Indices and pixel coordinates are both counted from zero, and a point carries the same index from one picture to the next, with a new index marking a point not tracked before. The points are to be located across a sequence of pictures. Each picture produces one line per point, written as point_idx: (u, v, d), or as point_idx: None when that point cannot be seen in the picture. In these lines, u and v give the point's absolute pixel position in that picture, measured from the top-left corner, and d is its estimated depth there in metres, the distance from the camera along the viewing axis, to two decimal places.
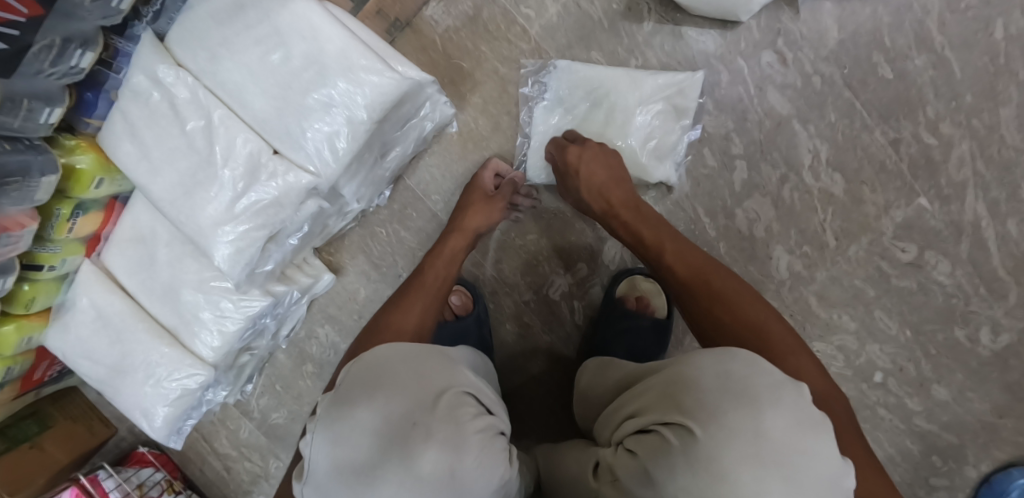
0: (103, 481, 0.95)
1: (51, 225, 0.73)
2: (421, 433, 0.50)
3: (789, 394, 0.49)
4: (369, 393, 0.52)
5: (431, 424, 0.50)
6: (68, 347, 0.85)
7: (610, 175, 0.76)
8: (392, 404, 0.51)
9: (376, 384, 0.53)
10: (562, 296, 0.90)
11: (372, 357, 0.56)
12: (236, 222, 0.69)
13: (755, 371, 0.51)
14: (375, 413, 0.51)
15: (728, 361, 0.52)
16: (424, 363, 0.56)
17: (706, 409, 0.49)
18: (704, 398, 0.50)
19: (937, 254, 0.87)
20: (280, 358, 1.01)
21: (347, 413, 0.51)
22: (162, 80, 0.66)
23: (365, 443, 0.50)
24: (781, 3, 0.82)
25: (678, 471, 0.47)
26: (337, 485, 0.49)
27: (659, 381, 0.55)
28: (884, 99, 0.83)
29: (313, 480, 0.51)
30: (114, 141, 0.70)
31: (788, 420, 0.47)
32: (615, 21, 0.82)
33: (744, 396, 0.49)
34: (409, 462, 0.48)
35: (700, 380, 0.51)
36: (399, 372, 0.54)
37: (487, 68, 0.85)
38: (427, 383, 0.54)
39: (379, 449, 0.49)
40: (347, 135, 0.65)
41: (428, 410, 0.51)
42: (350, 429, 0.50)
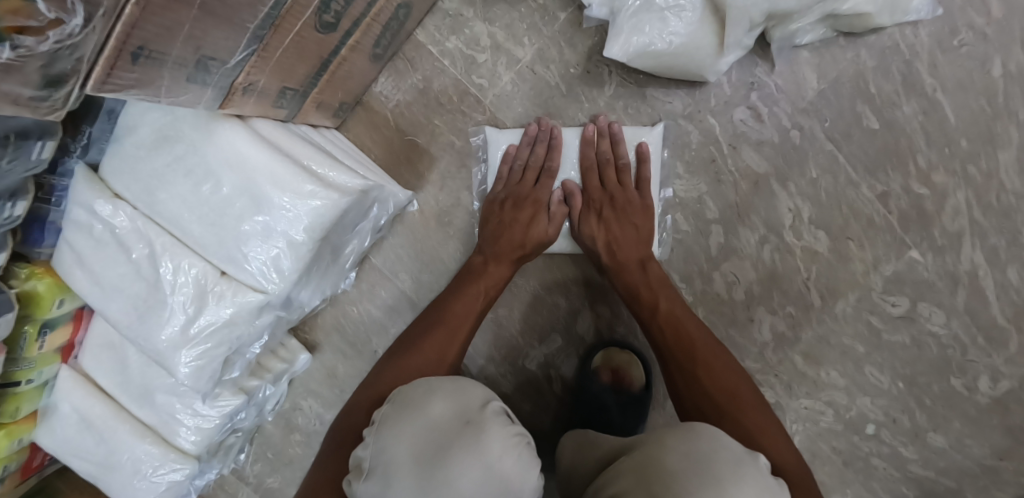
0: None
1: (21, 347, 0.73)
2: (471, 429, 0.57)
3: (748, 470, 0.51)
4: (425, 399, 0.61)
5: (480, 423, 0.59)
6: (57, 446, 0.86)
7: (625, 211, 0.76)
8: (440, 411, 0.59)
9: (427, 396, 0.61)
10: (538, 366, 0.88)
11: (420, 380, 0.64)
12: (192, 344, 0.68)
13: (718, 450, 0.53)
14: (425, 416, 0.59)
15: (695, 441, 0.54)
16: (460, 382, 0.64)
17: (677, 491, 0.49)
18: (677, 480, 0.50)
19: (931, 306, 0.82)
20: (268, 428, 1.02)
21: (410, 413, 0.60)
22: (99, 213, 0.64)
23: (417, 441, 0.57)
24: (753, 56, 0.76)
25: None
26: (395, 472, 0.57)
27: (632, 462, 0.55)
28: (870, 150, 0.77)
29: (372, 476, 0.58)
30: (65, 269, 0.68)
31: (749, 496, 0.49)
32: (573, 85, 0.77)
33: (708, 474, 0.50)
34: (459, 460, 0.56)
35: (668, 463, 0.52)
36: (446, 387, 0.62)
37: (443, 142, 0.81)
38: (470, 397, 0.62)
39: (435, 442, 0.57)
40: (289, 256, 0.63)
41: (474, 413, 0.59)
42: (407, 427, 0.59)
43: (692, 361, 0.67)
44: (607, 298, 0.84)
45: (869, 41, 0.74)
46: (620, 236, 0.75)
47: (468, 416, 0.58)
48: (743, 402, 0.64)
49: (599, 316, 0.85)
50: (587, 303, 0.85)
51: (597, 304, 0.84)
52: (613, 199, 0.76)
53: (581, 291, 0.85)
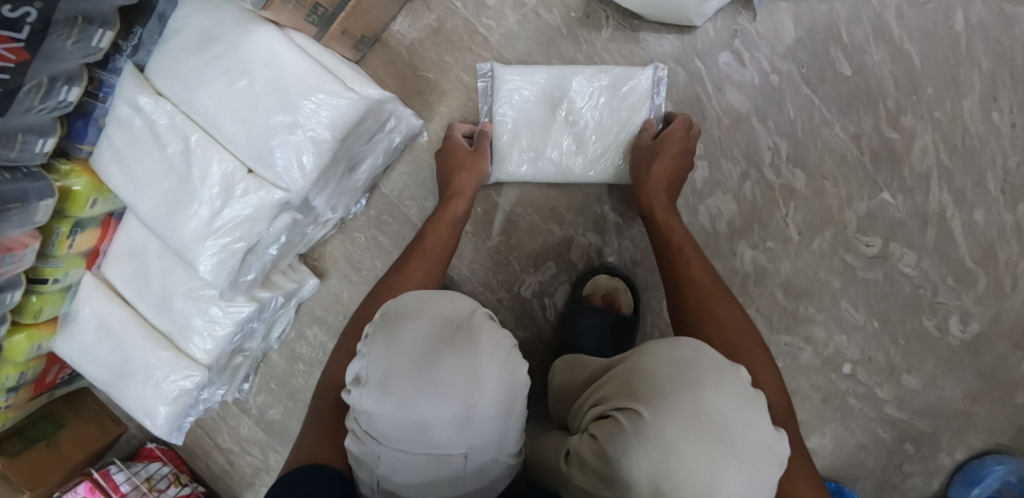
0: (114, 475, 1.06)
1: (52, 242, 0.80)
2: (464, 336, 0.57)
3: (729, 377, 0.49)
4: (413, 311, 0.59)
5: (471, 330, 0.58)
6: (74, 353, 0.92)
7: (679, 161, 0.80)
8: (432, 321, 0.58)
9: (415, 308, 0.59)
10: (533, 294, 0.94)
11: (410, 293, 0.61)
12: (216, 236, 0.74)
13: (700, 359, 0.51)
14: (418, 328, 0.57)
15: (678, 349, 0.52)
16: (447, 296, 0.62)
17: (657, 393, 0.49)
18: (656, 385, 0.49)
19: (903, 245, 0.88)
20: (273, 358, 1.07)
21: (402, 325, 0.57)
22: (142, 108, 0.71)
23: (409, 350, 0.56)
24: (737, 5, 0.83)
25: (631, 452, 0.47)
26: (392, 380, 0.55)
27: (620, 370, 0.54)
28: (843, 94, 0.84)
29: (367, 388, 0.56)
30: (103, 164, 0.75)
31: (727, 400, 0.47)
32: (573, 28, 0.85)
33: (688, 377, 0.49)
34: (452, 367, 0.54)
35: (650, 368, 0.51)
36: (434, 300, 0.61)
37: (453, 78, 0.88)
38: (458, 307, 0.60)
39: (429, 350, 0.55)
40: (312, 153, 0.70)
41: (464, 323, 0.58)
42: (399, 339, 0.57)
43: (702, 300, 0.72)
44: (598, 227, 0.91)
45: None
46: (668, 174, 0.80)
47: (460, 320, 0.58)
48: (732, 330, 0.69)
49: (591, 245, 0.91)
50: (580, 232, 0.91)
51: (589, 233, 0.91)
52: (682, 149, 0.80)
53: (574, 220, 0.91)
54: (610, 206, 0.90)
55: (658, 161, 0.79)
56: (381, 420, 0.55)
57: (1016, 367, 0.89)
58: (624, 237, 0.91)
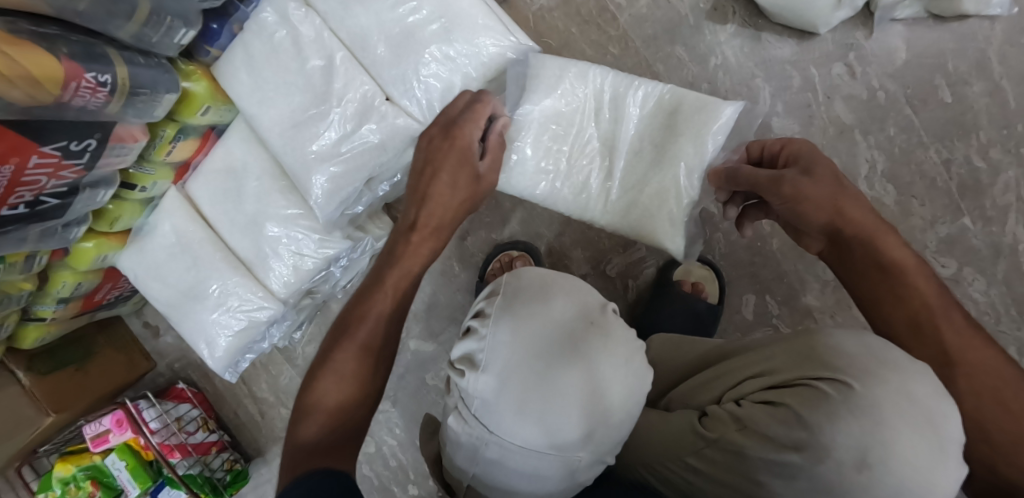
0: (144, 410, 1.01)
1: (154, 146, 0.76)
2: (598, 330, 0.56)
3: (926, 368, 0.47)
4: (545, 298, 0.57)
5: (600, 325, 0.56)
6: (140, 268, 0.88)
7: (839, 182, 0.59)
8: (564, 312, 0.56)
9: (548, 291, 0.58)
10: (618, 273, 0.94)
11: (533, 273, 0.60)
12: (340, 160, 0.72)
13: (891, 347, 0.49)
14: (547, 315, 0.55)
15: (861, 337, 0.50)
16: (571, 285, 0.60)
17: (861, 369, 0.46)
18: (855, 362, 0.47)
19: (975, 272, 0.92)
20: (333, 309, 1.04)
21: (533, 310, 0.55)
22: (290, 17, 0.69)
23: (539, 336, 0.54)
24: (857, 21, 0.87)
25: (839, 420, 0.45)
26: (516, 372, 0.52)
27: (791, 347, 0.53)
28: (941, 120, 0.89)
29: (486, 374, 0.52)
30: (231, 71, 0.73)
31: (930, 388, 0.45)
32: (701, 19, 0.88)
33: (887, 361, 0.47)
34: (582, 366, 0.52)
35: (840, 347, 0.49)
36: (562, 286, 0.59)
37: (575, 49, 0.89)
38: (588, 301, 0.59)
39: (559, 344, 0.53)
40: (458, 88, 0.69)
41: (595, 318, 0.56)
42: (528, 325, 0.54)
43: (916, 329, 0.55)
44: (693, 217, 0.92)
45: (953, 25, 0.87)
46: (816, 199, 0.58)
47: (593, 315, 0.56)
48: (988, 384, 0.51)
49: None
50: None
51: None
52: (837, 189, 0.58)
53: None
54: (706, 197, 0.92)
55: (802, 181, 0.59)
56: (493, 411, 0.51)
57: None
58: (715, 229, 0.93)
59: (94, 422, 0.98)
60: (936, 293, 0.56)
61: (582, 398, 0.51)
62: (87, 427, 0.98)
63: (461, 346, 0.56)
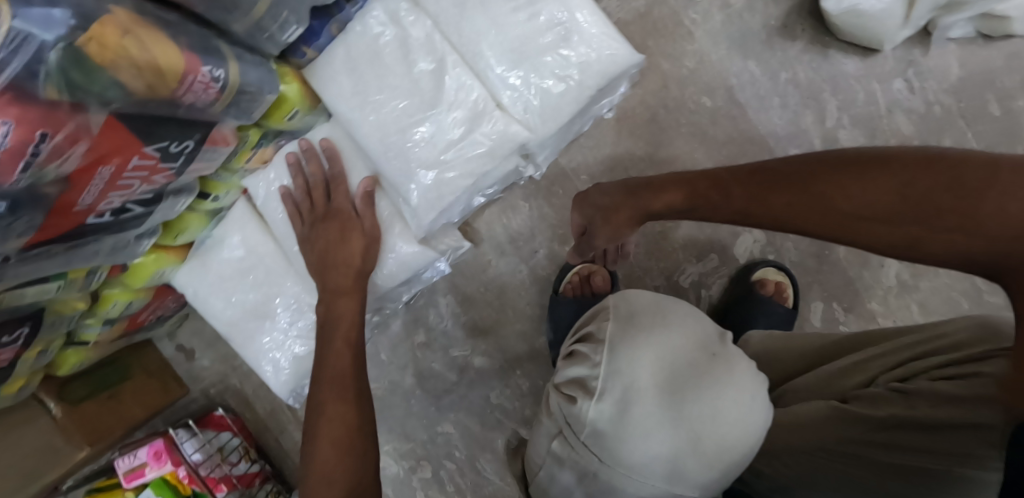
0: (182, 444, 0.92)
1: (236, 152, 0.70)
2: (723, 361, 0.53)
3: None
4: (662, 327, 0.54)
5: (725, 356, 0.54)
6: (200, 286, 0.81)
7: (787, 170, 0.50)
8: (682, 338, 0.54)
9: (664, 324, 0.55)
10: (691, 284, 0.94)
11: (640, 298, 0.58)
12: (446, 168, 0.70)
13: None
14: (669, 343, 0.53)
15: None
16: (675, 308, 0.57)
17: None
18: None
19: None
20: (393, 327, 0.99)
21: (644, 339, 0.53)
22: (400, 19, 0.67)
23: (659, 360, 0.52)
24: (914, 40, 0.92)
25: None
26: (638, 401, 0.50)
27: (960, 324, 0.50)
28: (992, 132, 0.93)
29: (607, 401, 0.50)
30: (328, 75, 0.69)
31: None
32: (772, 36, 0.90)
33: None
34: (719, 393, 0.50)
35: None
36: (677, 314, 0.57)
37: (651, 62, 0.90)
38: (707, 328, 0.56)
39: (675, 372, 0.51)
40: (572, 97, 0.69)
41: (715, 345, 0.54)
42: (653, 348, 0.52)
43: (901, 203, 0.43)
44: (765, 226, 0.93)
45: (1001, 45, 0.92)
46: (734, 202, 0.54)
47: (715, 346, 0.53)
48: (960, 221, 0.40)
49: (755, 243, 0.94)
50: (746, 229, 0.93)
51: (755, 231, 0.93)
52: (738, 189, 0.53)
53: None
54: None
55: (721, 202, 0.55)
56: (623, 442, 0.49)
57: None
58: (786, 238, 0.94)
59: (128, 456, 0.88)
60: (891, 190, 0.43)
61: (721, 438, 0.49)
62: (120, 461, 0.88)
63: (569, 371, 0.55)
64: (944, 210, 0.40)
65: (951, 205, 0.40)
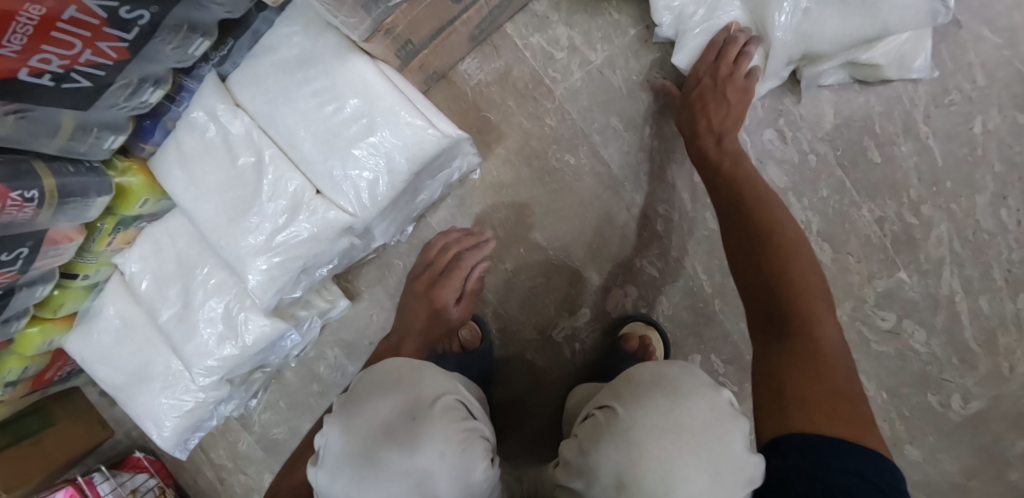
0: (99, 484, 1.00)
1: (94, 238, 0.76)
2: (420, 423, 0.59)
3: (705, 397, 0.57)
4: (379, 391, 0.62)
5: (429, 417, 0.60)
6: (88, 353, 0.88)
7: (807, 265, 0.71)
8: (395, 402, 0.61)
9: (382, 386, 0.62)
10: (564, 338, 0.96)
11: (381, 366, 0.65)
12: (273, 253, 0.73)
13: (687, 374, 0.59)
14: (379, 407, 0.60)
15: (664, 366, 0.61)
16: (415, 373, 0.64)
17: (635, 394, 0.59)
18: (634, 390, 0.59)
19: (914, 323, 0.94)
20: (288, 376, 1.05)
21: (360, 408, 0.60)
22: (219, 117, 0.71)
23: (365, 435, 0.58)
24: (785, 87, 0.90)
25: (604, 439, 0.57)
26: (344, 467, 0.57)
27: (610, 384, 0.64)
28: (873, 179, 0.91)
29: (323, 467, 0.58)
30: (166, 167, 0.74)
31: (698, 411, 0.56)
32: (635, 90, 0.90)
33: (665, 389, 0.58)
34: (409, 450, 0.57)
35: (636, 377, 0.60)
36: (400, 375, 0.64)
37: (513, 122, 0.92)
38: (426, 387, 0.63)
39: (381, 435, 0.58)
40: (386, 182, 0.71)
41: (424, 408, 0.60)
42: (357, 420, 0.59)
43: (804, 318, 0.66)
44: (636, 280, 0.94)
45: (878, 89, 0.90)
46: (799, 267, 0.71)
47: (419, 409, 0.60)
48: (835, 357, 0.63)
49: (627, 296, 0.94)
50: (617, 283, 0.94)
51: (626, 284, 0.94)
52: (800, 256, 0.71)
53: (614, 270, 0.94)
54: (648, 260, 0.93)
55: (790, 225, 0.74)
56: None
57: (1010, 447, 0.94)
58: (660, 291, 0.94)
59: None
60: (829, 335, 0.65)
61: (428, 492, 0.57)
62: None
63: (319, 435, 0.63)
64: (794, 332, 0.65)
65: (804, 330, 0.65)
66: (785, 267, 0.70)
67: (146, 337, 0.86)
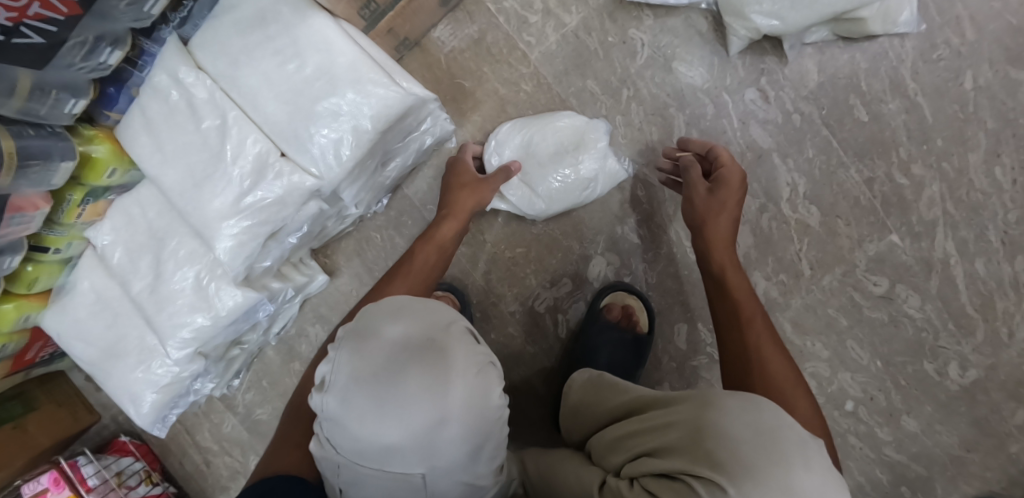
0: (82, 466, 0.98)
1: (62, 210, 0.76)
2: (438, 351, 0.46)
3: (816, 458, 0.44)
4: (388, 317, 0.49)
5: (449, 342, 0.48)
6: (61, 329, 0.87)
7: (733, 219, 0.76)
8: (408, 328, 0.48)
9: (394, 311, 0.50)
10: (547, 309, 0.94)
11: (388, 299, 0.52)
12: (240, 217, 0.71)
13: (787, 429, 0.46)
14: (391, 332, 0.48)
15: (755, 414, 0.48)
16: (429, 302, 0.52)
17: (739, 463, 0.43)
18: (735, 451, 0.44)
19: (907, 288, 0.90)
20: (270, 355, 1.03)
21: (369, 332, 0.48)
22: (181, 80, 0.70)
23: (378, 359, 0.46)
24: (766, 45, 0.88)
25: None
26: (354, 391, 0.46)
27: (687, 421, 0.50)
28: (859, 139, 0.88)
29: (330, 394, 0.47)
30: (131, 133, 0.74)
31: (818, 487, 0.42)
32: (611, 52, 0.88)
33: (777, 452, 0.43)
34: (422, 378, 0.45)
35: (729, 432, 0.46)
36: (415, 304, 0.51)
37: (488, 88, 0.90)
38: (442, 314, 0.51)
39: (393, 361, 0.45)
40: (351, 142, 0.69)
41: (442, 332, 0.48)
42: (366, 344, 0.47)
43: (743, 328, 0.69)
44: (617, 248, 0.92)
45: (863, 45, 0.87)
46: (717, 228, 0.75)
47: (436, 334, 0.47)
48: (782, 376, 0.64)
49: (609, 265, 0.92)
50: (599, 251, 0.92)
51: (608, 253, 0.92)
52: (733, 208, 0.76)
53: (595, 239, 0.92)
54: (629, 227, 0.91)
55: (721, 214, 0.75)
56: (340, 434, 0.47)
57: (1010, 417, 0.90)
58: (642, 259, 0.91)
59: (30, 482, 0.93)
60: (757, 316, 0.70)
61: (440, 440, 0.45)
62: (22, 488, 0.92)
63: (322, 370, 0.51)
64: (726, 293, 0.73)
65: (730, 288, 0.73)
66: (721, 268, 0.74)
67: (120, 304, 0.85)
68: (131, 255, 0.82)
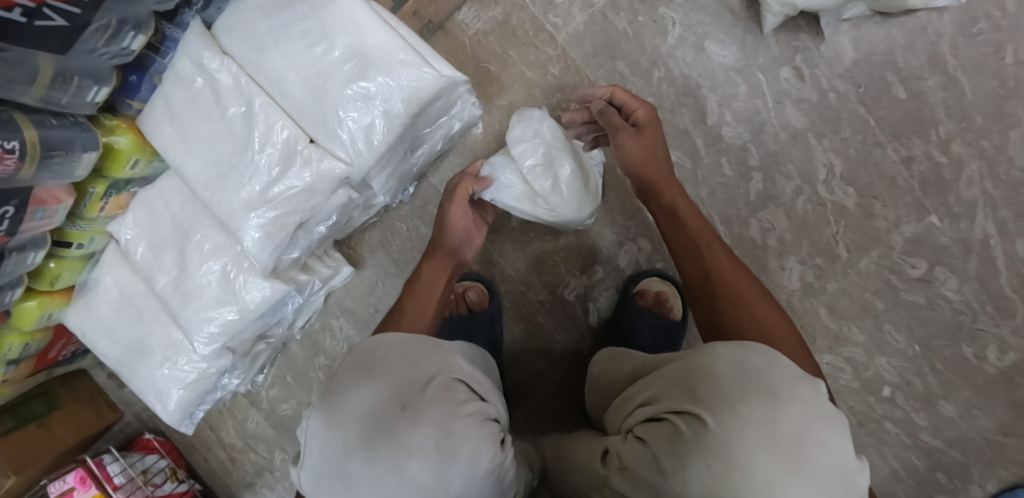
0: (108, 465, 0.96)
1: (84, 203, 0.74)
2: (409, 416, 0.52)
3: (805, 390, 0.46)
4: (363, 380, 0.55)
5: (419, 406, 0.53)
6: (85, 327, 0.85)
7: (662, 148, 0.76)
8: (380, 392, 0.54)
9: (365, 374, 0.56)
10: (577, 297, 0.92)
11: (363, 351, 0.59)
12: (268, 207, 0.69)
13: (772, 365, 0.48)
14: (365, 397, 0.54)
15: (744, 351, 0.49)
16: (410, 352, 0.58)
17: (720, 398, 0.46)
18: (716, 386, 0.47)
19: (946, 270, 0.88)
20: (294, 350, 1.02)
21: (341, 401, 0.54)
22: (206, 66, 0.68)
23: (354, 427, 0.52)
24: (801, 21, 0.85)
25: (689, 458, 0.45)
26: (329, 464, 0.52)
27: (674, 368, 0.52)
28: (897, 117, 0.86)
29: (307, 469, 0.54)
30: (154, 122, 0.72)
31: (804, 416, 0.44)
32: (640, 32, 0.86)
33: (757, 386, 0.46)
34: (396, 444, 0.51)
35: (712, 369, 0.49)
36: (388, 357, 0.58)
37: (514, 72, 0.88)
38: (417, 371, 0.57)
39: (369, 428, 0.52)
40: (382, 126, 0.67)
41: (414, 395, 0.54)
42: (341, 412, 0.53)
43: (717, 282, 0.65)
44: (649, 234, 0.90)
45: (901, 20, 0.84)
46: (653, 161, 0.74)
47: (405, 400, 0.53)
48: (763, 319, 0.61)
49: (640, 251, 0.90)
50: (631, 237, 0.90)
51: (640, 239, 0.90)
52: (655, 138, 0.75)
53: (627, 225, 0.90)
54: None
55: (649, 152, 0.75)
56: None
57: None
58: None
59: (57, 480, 0.90)
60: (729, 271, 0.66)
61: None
62: (51, 487, 0.90)
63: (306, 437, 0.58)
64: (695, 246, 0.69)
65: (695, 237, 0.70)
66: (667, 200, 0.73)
67: (140, 308, 0.84)
68: (151, 256, 0.80)
